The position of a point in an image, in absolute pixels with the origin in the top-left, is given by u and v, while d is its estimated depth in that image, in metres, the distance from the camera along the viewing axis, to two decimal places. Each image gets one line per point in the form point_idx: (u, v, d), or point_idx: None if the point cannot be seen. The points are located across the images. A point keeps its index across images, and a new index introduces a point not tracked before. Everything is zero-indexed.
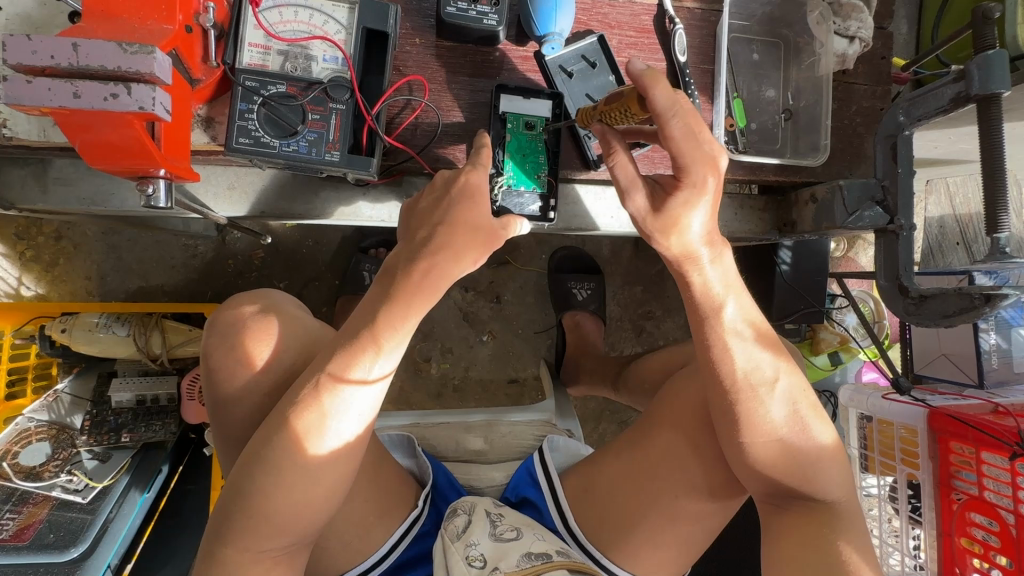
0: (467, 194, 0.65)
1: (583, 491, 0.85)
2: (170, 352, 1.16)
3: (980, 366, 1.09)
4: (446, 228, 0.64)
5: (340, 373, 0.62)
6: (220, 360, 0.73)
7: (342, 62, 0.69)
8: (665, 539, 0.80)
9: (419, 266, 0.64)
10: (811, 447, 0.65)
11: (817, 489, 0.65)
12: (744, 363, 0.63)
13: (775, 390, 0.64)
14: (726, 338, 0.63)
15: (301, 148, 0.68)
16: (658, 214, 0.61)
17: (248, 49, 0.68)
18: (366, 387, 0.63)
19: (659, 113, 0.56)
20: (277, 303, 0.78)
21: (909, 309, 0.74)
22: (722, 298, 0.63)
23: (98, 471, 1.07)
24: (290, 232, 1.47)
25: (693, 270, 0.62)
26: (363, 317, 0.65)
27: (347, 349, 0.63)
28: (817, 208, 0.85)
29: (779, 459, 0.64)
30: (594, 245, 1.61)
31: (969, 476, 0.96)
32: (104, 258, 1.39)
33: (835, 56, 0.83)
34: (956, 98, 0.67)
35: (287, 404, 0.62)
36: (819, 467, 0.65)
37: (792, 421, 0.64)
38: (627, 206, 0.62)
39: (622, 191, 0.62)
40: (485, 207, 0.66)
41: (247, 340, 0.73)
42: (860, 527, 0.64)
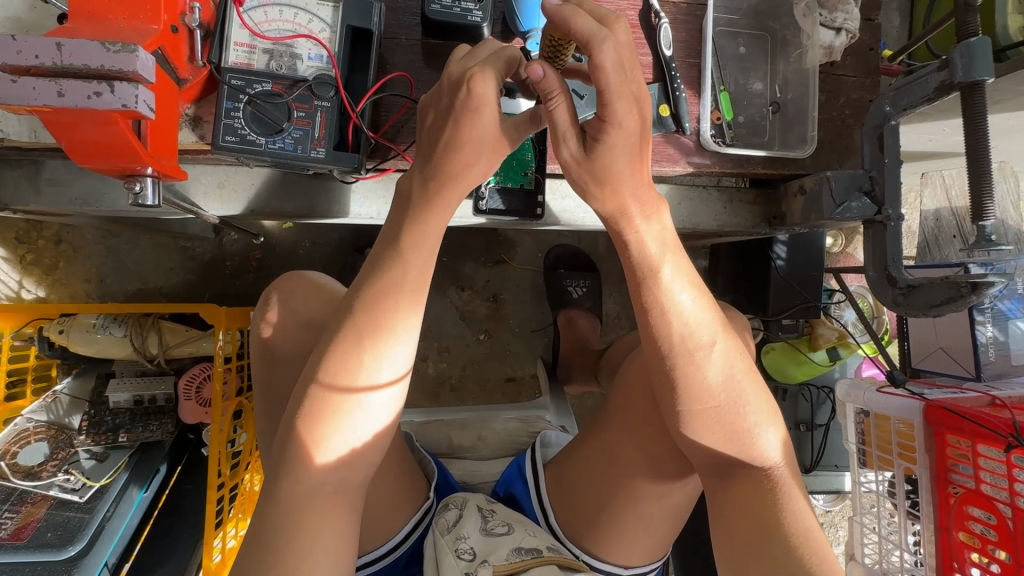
0: (469, 107, 0.58)
1: (560, 477, 0.86)
2: (166, 352, 1.16)
3: (976, 359, 1.08)
4: (453, 148, 0.61)
5: (362, 347, 0.61)
6: (278, 320, 0.85)
7: (326, 60, 0.70)
8: (629, 525, 0.78)
9: (429, 183, 0.63)
10: (745, 413, 0.65)
11: (756, 454, 0.65)
12: (680, 327, 0.63)
13: (712, 353, 0.63)
14: (663, 301, 0.62)
15: (287, 146, 0.69)
16: (591, 161, 0.60)
17: (233, 48, 0.69)
18: (387, 368, 0.62)
19: (588, 38, 0.52)
20: (319, 285, 0.89)
21: (897, 299, 0.73)
22: (660, 260, 0.62)
23: (94, 471, 1.08)
24: (286, 233, 1.48)
25: (627, 228, 0.62)
26: (379, 261, 0.63)
27: (368, 294, 0.62)
28: (806, 199, 0.85)
29: (715, 425, 0.64)
30: (589, 243, 1.61)
31: (966, 469, 0.95)
32: (104, 261, 1.41)
33: (822, 48, 0.82)
34: (941, 87, 0.67)
35: (313, 373, 0.62)
36: (756, 433, 0.64)
37: (728, 384, 0.64)
38: (560, 154, 0.61)
39: (555, 138, 0.60)
40: (493, 116, 0.60)
41: (298, 307, 0.85)
42: (796, 490, 0.63)
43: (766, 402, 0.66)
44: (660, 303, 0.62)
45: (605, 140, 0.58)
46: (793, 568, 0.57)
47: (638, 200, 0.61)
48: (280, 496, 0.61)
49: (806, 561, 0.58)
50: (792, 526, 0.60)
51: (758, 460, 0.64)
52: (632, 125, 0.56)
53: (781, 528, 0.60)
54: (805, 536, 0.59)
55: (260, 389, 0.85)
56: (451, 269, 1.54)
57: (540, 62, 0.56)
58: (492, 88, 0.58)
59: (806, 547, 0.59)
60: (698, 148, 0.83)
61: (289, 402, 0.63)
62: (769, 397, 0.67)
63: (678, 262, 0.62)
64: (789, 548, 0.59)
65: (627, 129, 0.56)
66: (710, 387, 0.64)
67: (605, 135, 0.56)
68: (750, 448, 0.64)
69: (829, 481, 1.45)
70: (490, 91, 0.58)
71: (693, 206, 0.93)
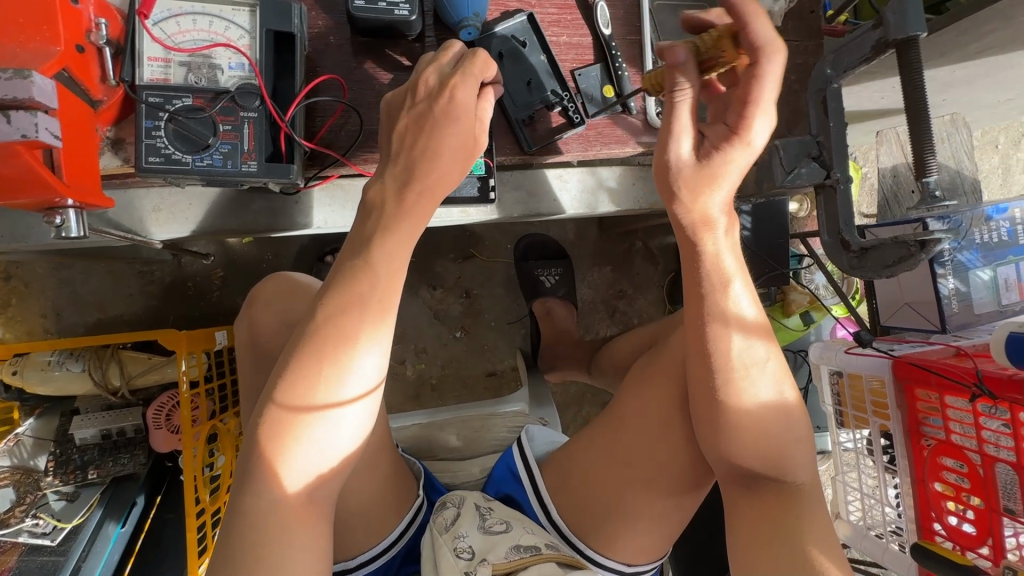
0: (449, 114, 0.64)
1: (566, 472, 0.85)
2: (129, 383, 1.12)
3: (940, 311, 1.09)
4: (428, 157, 0.64)
5: (330, 352, 0.59)
6: (264, 320, 0.83)
7: (248, 68, 0.67)
8: (637, 512, 0.79)
9: (409, 198, 0.64)
10: (787, 432, 0.65)
11: (786, 471, 0.65)
12: (739, 344, 0.64)
13: (765, 369, 0.64)
14: (727, 308, 0.64)
15: (216, 162, 0.66)
16: (700, 166, 0.61)
17: (148, 64, 0.65)
18: (354, 382, 0.60)
19: (760, 46, 0.58)
20: (301, 286, 0.86)
21: (852, 263, 0.73)
22: (732, 275, 0.64)
23: (65, 512, 1.05)
24: (246, 248, 1.44)
25: (704, 237, 0.63)
26: (359, 262, 0.62)
27: (350, 296, 0.61)
28: (757, 170, 0.84)
29: (761, 442, 0.64)
30: (557, 230, 1.60)
31: (936, 421, 0.97)
32: (58, 294, 1.37)
33: (762, 14, 0.81)
34: (878, 45, 0.66)
35: (284, 375, 0.59)
36: (795, 453, 0.65)
37: (776, 404, 0.64)
38: (671, 149, 0.61)
39: (669, 133, 0.61)
40: (465, 128, 0.65)
41: (281, 309, 0.83)
42: (822, 514, 0.64)
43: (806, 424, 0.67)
44: (723, 310, 0.64)
45: (728, 150, 0.61)
46: None
47: (728, 214, 0.63)
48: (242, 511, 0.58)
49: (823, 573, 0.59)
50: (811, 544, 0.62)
51: (790, 477, 0.65)
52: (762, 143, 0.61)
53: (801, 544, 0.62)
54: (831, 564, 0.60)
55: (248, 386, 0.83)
56: (421, 269, 1.52)
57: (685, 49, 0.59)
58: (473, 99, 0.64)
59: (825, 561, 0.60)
60: (645, 128, 0.82)
61: (249, 422, 0.61)
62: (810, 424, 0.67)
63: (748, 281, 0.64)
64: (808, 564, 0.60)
65: (754, 147, 0.60)
66: (760, 403, 0.64)
67: (736, 144, 0.60)
68: (783, 467, 0.65)
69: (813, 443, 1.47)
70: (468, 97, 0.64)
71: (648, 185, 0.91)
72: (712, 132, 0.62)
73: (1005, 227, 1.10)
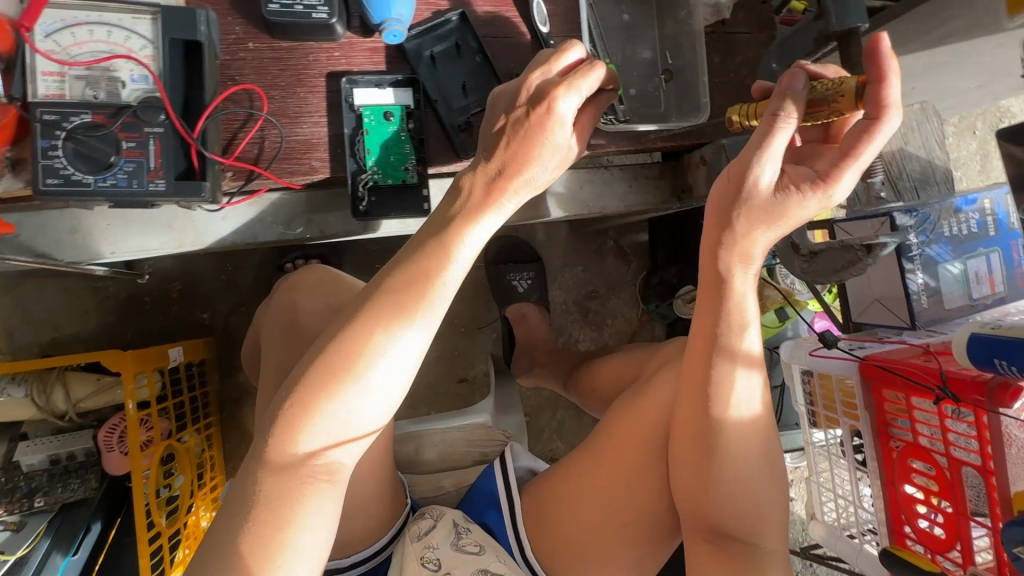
0: (536, 122, 0.63)
1: (555, 488, 0.82)
2: (77, 407, 1.09)
3: (910, 307, 1.06)
4: (513, 162, 0.64)
5: (372, 342, 0.57)
6: (307, 301, 0.82)
7: (152, 81, 0.63)
8: (630, 516, 0.77)
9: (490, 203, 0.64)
10: (772, 492, 0.67)
11: (758, 537, 0.67)
12: (742, 388, 0.65)
13: (755, 407, 0.66)
14: (741, 342, 0.65)
15: (120, 181, 0.62)
16: (774, 202, 0.61)
17: (42, 79, 0.61)
18: (362, 423, 0.58)
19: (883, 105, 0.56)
20: (341, 282, 0.86)
21: (803, 268, 0.69)
22: (749, 321, 0.66)
23: (10, 543, 1.02)
24: (204, 261, 1.40)
25: (727, 266, 0.64)
26: (411, 259, 0.61)
27: (402, 292, 0.59)
28: (707, 170, 0.81)
29: (741, 496, 0.66)
30: (527, 231, 1.56)
31: (904, 423, 0.94)
32: (10, 313, 1.33)
33: (709, 7, 0.78)
34: (819, 39, 0.63)
35: (329, 352, 0.57)
36: (768, 515, 0.67)
37: (767, 461, 0.67)
38: (751, 178, 0.59)
39: (755, 160, 0.59)
40: (544, 156, 0.65)
41: (325, 298, 0.82)
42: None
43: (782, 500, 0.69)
44: (734, 332, 0.65)
45: (807, 194, 0.61)
46: None
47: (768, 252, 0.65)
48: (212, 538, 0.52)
49: None
50: None
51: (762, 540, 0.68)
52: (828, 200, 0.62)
53: None
54: None
55: (273, 359, 0.80)
56: None
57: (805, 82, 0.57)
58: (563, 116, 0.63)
59: None
60: (590, 130, 0.78)
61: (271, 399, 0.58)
62: None
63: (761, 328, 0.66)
64: None
65: (832, 199, 0.61)
66: (752, 446, 0.66)
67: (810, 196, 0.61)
68: (761, 527, 0.67)
69: (791, 439, 1.46)
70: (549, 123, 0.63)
71: (597, 189, 0.87)
72: (797, 172, 0.61)
73: (975, 218, 1.07)
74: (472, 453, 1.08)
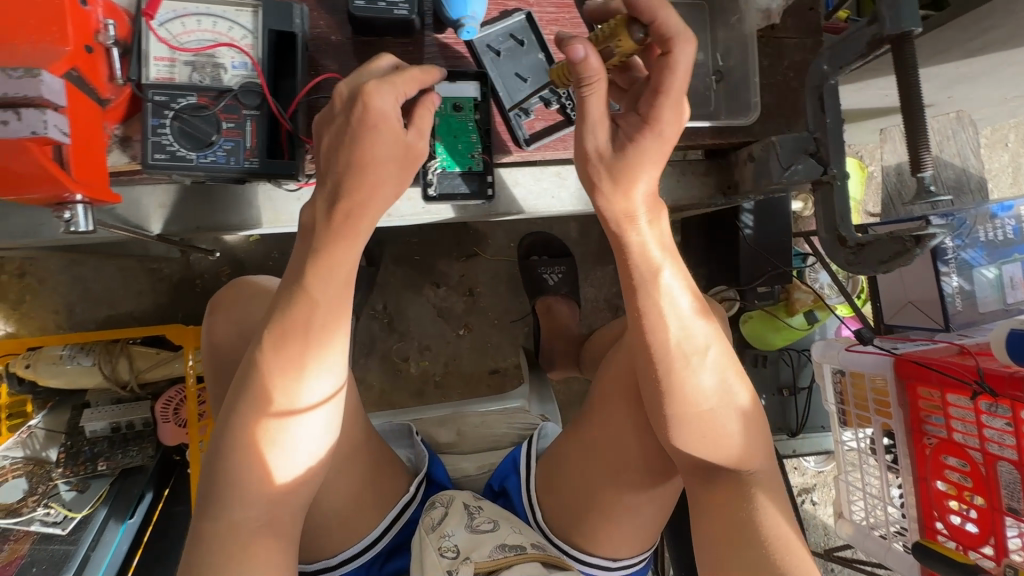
0: (367, 122, 0.60)
1: (548, 475, 0.87)
2: (138, 377, 1.15)
3: (944, 310, 1.08)
4: (354, 169, 0.62)
5: (278, 365, 0.63)
6: (233, 319, 0.82)
7: (251, 67, 0.68)
8: (614, 512, 0.80)
9: (340, 215, 0.63)
10: (735, 417, 0.67)
11: (740, 459, 0.68)
12: (676, 331, 0.65)
13: (705, 356, 0.66)
14: (661, 303, 0.65)
15: (219, 158, 0.67)
16: (617, 157, 0.63)
17: (154, 64, 0.67)
18: (295, 426, 0.64)
19: (670, 36, 0.60)
20: (260, 290, 0.85)
21: (849, 259, 0.73)
22: (661, 262, 0.65)
23: (75, 503, 1.06)
24: (252, 247, 1.47)
25: (630, 231, 0.65)
26: (296, 276, 0.65)
27: (288, 314, 0.63)
28: (756, 167, 0.84)
29: (705, 430, 0.67)
30: (561, 229, 1.60)
31: (938, 420, 0.96)
32: (70, 290, 1.40)
33: (759, 13, 0.81)
34: (872, 42, 0.66)
35: (246, 389, 0.64)
36: (743, 438, 0.68)
37: (721, 391, 0.67)
38: (587, 141, 0.63)
39: (587, 124, 0.63)
40: (392, 133, 0.62)
41: (240, 315, 0.82)
42: (776, 494, 0.67)
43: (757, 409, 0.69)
44: (658, 306, 0.65)
45: (645, 140, 0.63)
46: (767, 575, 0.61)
47: (644, 204, 0.64)
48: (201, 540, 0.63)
49: (780, 564, 0.62)
50: (770, 539, 0.64)
51: (742, 464, 0.68)
52: (672, 135, 0.62)
53: (757, 539, 0.64)
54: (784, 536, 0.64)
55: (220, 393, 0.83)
56: (425, 267, 1.54)
57: (583, 43, 0.57)
58: (387, 100, 0.61)
59: (784, 551, 0.63)
60: None
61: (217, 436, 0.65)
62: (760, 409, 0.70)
63: (678, 268, 0.65)
64: (764, 553, 0.63)
65: (664, 136, 0.62)
66: (703, 395, 0.66)
67: (644, 136, 0.62)
68: (734, 452, 0.67)
69: (818, 442, 1.48)
70: (388, 104, 0.61)
71: None
72: (627, 121, 0.64)
73: (1011, 225, 1.09)
74: (511, 436, 1.11)
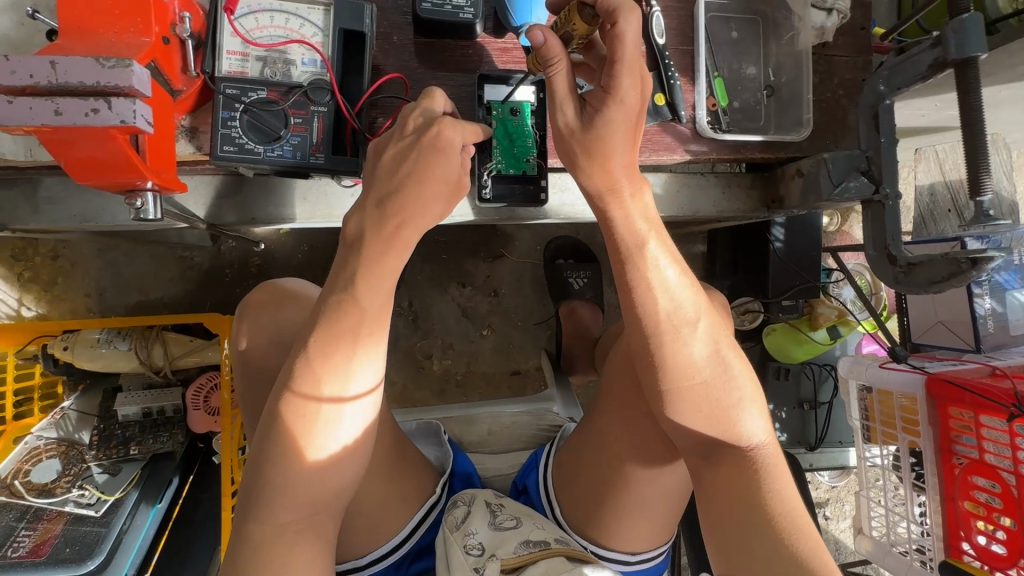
0: (439, 146, 0.63)
1: (564, 474, 0.89)
2: (172, 363, 1.16)
3: (976, 330, 1.10)
4: (414, 181, 0.63)
5: (320, 364, 0.61)
6: (263, 321, 0.81)
7: (320, 64, 0.70)
8: (635, 512, 0.81)
9: (390, 225, 0.63)
10: (732, 389, 0.69)
11: (740, 433, 0.68)
12: (665, 303, 0.67)
13: (696, 329, 0.68)
14: (647, 277, 0.67)
15: (286, 153, 0.68)
16: (585, 133, 0.66)
17: (226, 57, 0.68)
18: (340, 430, 0.62)
19: (614, 9, 0.61)
20: (291, 294, 0.84)
21: (898, 277, 0.73)
22: (646, 235, 0.67)
23: (108, 484, 1.08)
24: (283, 239, 1.48)
25: (613, 205, 0.67)
26: (341, 277, 0.63)
27: (332, 318, 0.62)
28: (804, 182, 0.85)
29: (700, 402, 0.68)
30: (587, 234, 1.62)
31: (969, 440, 0.97)
32: (102, 274, 1.41)
33: (814, 29, 0.82)
34: (934, 65, 0.67)
35: (284, 393, 0.61)
36: (740, 410, 0.68)
37: (712, 361, 0.69)
38: (558, 118, 0.67)
39: (554, 103, 0.67)
40: (455, 163, 0.64)
41: (269, 324, 0.81)
42: (781, 468, 0.67)
43: (750, 380, 0.71)
44: (645, 279, 0.66)
45: (605, 113, 0.65)
46: (783, 556, 0.61)
47: (626, 179, 0.67)
48: (245, 540, 0.60)
49: (792, 540, 0.62)
50: (776, 512, 0.64)
51: (741, 440, 0.68)
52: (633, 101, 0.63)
53: (764, 513, 0.64)
54: (790, 509, 0.64)
55: (245, 398, 0.80)
56: (452, 266, 1.55)
57: (538, 30, 0.63)
58: (462, 136, 0.64)
59: (792, 528, 0.63)
60: (695, 136, 0.84)
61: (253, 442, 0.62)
62: (754, 380, 0.71)
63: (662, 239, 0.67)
64: (772, 527, 0.63)
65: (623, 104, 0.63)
66: (695, 366, 0.68)
67: (606, 106, 0.64)
68: (734, 427, 0.68)
69: (834, 457, 1.50)
70: (458, 137, 0.64)
71: (692, 192, 0.93)
72: (592, 95, 0.66)
73: None
74: (540, 437, 1.12)
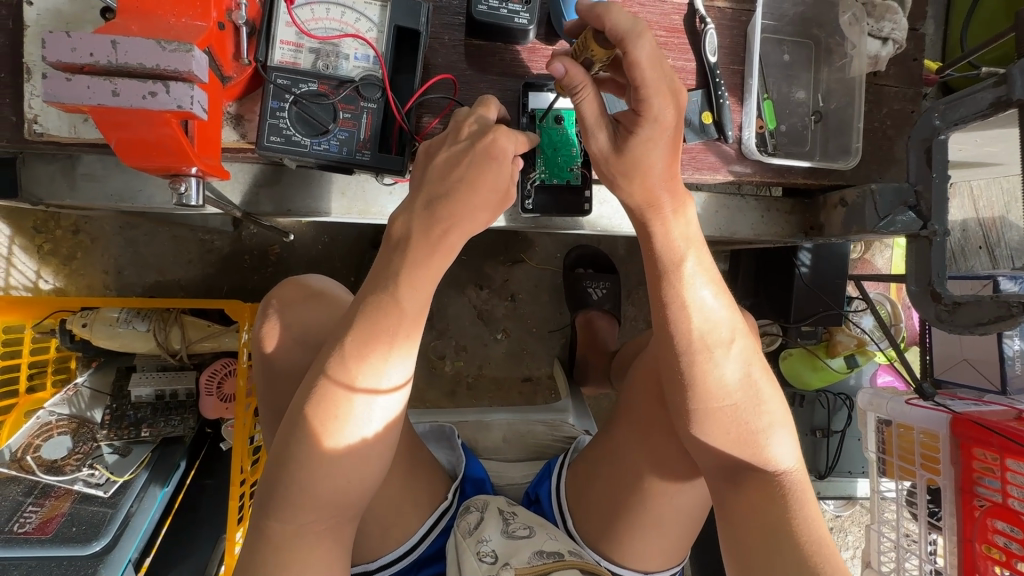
0: (491, 155, 0.62)
1: (579, 488, 0.86)
2: (189, 348, 1.15)
3: (1003, 371, 1.09)
4: (465, 187, 0.62)
5: (351, 360, 0.59)
6: (290, 316, 0.79)
7: (373, 60, 0.69)
8: (653, 531, 0.79)
9: (437, 230, 0.62)
10: (760, 413, 0.65)
11: (768, 459, 0.64)
12: (699, 322, 0.64)
13: (729, 350, 0.65)
14: (683, 295, 0.64)
15: (332, 147, 0.68)
16: (619, 157, 0.64)
17: (279, 47, 0.67)
18: (365, 429, 0.60)
19: (623, 34, 0.57)
20: (319, 292, 0.82)
21: (942, 315, 0.72)
22: (683, 252, 0.65)
23: (118, 465, 1.08)
24: (305, 229, 1.47)
25: (653, 221, 0.65)
26: (384, 277, 0.62)
27: (371, 317, 0.61)
28: (848, 211, 0.85)
29: (728, 424, 0.65)
30: (608, 245, 1.61)
31: (993, 483, 0.95)
32: (121, 252, 1.40)
33: (868, 57, 0.81)
34: (995, 103, 0.65)
35: (312, 386, 0.60)
36: (768, 434, 0.65)
37: (744, 385, 0.65)
38: (591, 145, 0.65)
39: (586, 131, 0.65)
40: (507, 171, 0.63)
41: (297, 319, 0.79)
42: (809, 496, 0.63)
43: (781, 404, 0.67)
44: (681, 297, 0.64)
45: (638, 137, 0.62)
46: None
47: (666, 195, 0.65)
48: (265, 539, 0.58)
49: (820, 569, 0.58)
50: (807, 540, 0.60)
51: (769, 464, 0.64)
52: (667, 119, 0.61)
53: (793, 539, 0.60)
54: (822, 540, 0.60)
55: (263, 392, 0.78)
56: (472, 268, 1.54)
57: (558, 65, 0.60)
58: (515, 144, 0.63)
59: (819, 555, 0.58)
60: (740, 156, 0.83)
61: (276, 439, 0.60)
62: (784, 403, 0.68)
63: (701, 255, 0.65)
64: (802, 557, 0.59)
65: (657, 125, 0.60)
66: (727, 389, 0.65)
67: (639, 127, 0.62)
68: (761, 452, 0.64)
69: (842, 487, 1.48)
70: (512, 145, 0.63)
71: (732, 213, 0.95)
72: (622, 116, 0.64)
73: None
74: (553, 449, 1.11)
